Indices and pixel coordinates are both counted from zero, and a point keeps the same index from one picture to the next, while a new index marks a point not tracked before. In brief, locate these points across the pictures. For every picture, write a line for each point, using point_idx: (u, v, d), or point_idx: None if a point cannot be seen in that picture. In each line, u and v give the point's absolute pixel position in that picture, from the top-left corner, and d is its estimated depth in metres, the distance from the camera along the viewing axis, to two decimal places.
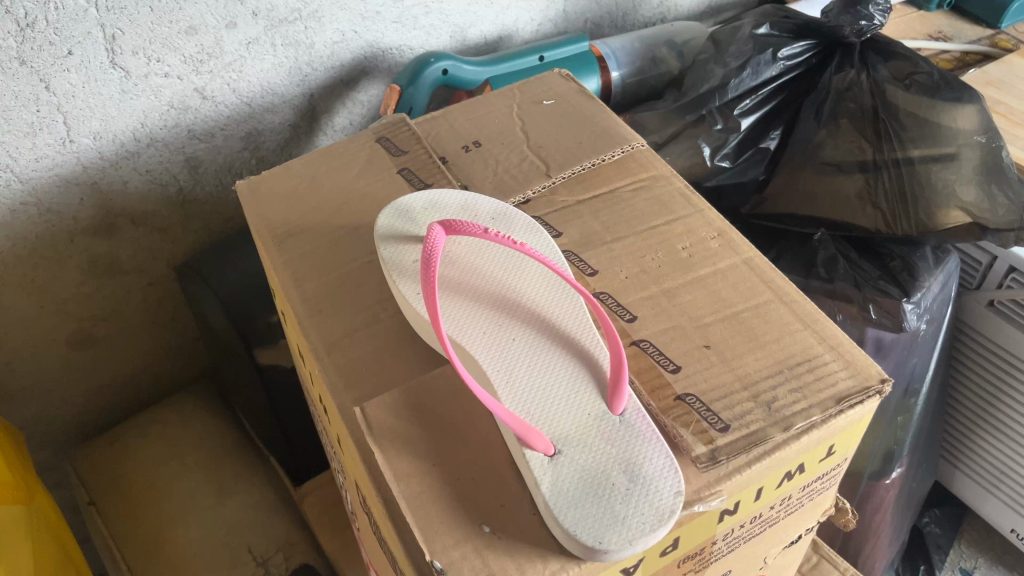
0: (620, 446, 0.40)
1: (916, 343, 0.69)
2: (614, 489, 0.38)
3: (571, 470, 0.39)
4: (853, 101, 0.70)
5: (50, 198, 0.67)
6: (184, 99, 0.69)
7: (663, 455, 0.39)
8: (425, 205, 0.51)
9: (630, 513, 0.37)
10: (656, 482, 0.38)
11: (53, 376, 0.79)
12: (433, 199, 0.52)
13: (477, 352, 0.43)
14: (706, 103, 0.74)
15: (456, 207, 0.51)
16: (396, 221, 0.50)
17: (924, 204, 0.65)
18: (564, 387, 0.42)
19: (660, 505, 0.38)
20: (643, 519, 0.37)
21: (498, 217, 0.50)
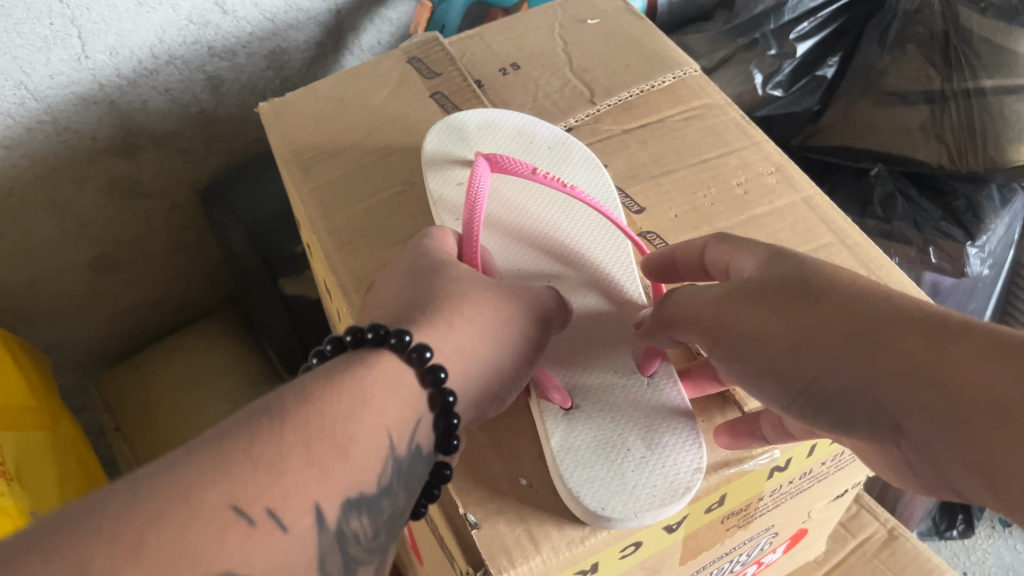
0: (642, 414, 0.38)
1: (976, 289, 0.65)
2: (629, 457, 0.37)
3: (588, 434, 0.37)
4: (921, 25, 0.63)
5: (68, 116, 0.64)
6: (204, 14, 0.65)
7: (687, 429, 0.38)
8: (479, 124, 0.49)
9: (641, 483, 0.35)
10: (674, 456, 0.36)
11: (77, 300, 0.78)
12: (489, 120, 0.49)
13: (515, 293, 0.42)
14: (759, 26, 0.69)
15: (511, 131, 0.49)
16: (448, 141, 0.48)
17: (994, 138, 0.61)
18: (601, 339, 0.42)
19: (676, 480, 0.36)
20: (654, 491, 0.35)
21: (553, 147, 0.48)
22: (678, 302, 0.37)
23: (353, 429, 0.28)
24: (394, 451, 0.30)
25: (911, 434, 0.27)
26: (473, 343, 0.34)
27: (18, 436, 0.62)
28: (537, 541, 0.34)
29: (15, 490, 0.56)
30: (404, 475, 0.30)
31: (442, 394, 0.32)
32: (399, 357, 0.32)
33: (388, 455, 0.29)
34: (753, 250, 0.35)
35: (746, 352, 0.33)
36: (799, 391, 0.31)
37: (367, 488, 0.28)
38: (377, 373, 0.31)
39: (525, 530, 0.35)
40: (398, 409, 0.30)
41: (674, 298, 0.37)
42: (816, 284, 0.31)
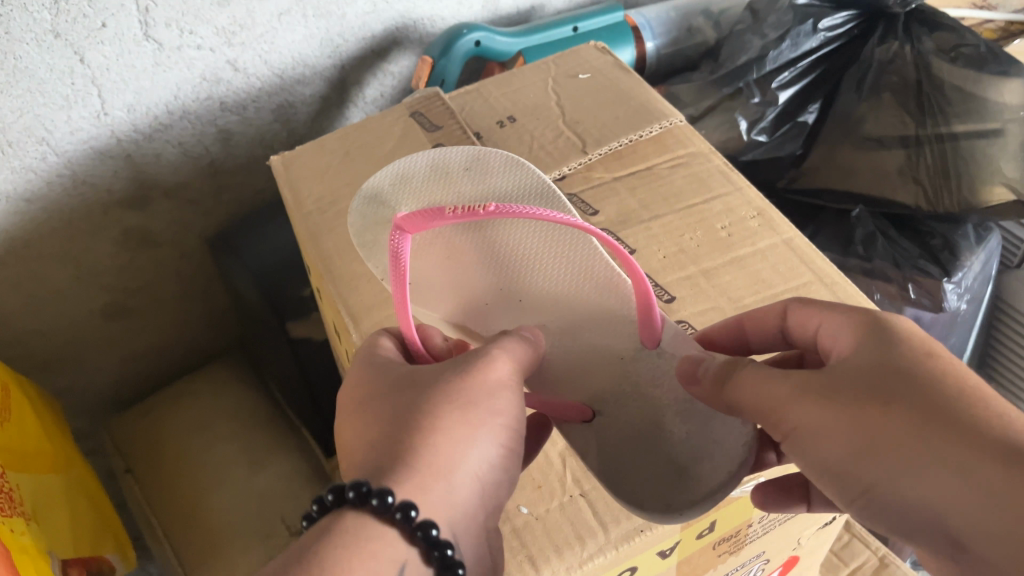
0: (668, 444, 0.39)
1: (955, 323, 0.67)
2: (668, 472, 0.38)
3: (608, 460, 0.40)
4: (897, 74, 0.68)
5: (86, 170, 0.68)
6: (217, 71, 0.69)
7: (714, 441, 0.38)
8: (393, 179, 0.43)
9: (672, 500, 0.37)
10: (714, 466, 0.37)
11: (90, 346, 0.80)
12: (400, 168, 0.43)
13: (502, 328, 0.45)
14: (743, 76, 0.73)
15: (424, 169, 0.43)
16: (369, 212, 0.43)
17: (967, 179, 0.64)
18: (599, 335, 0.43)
19: (707, 492, 0.36)
20: (680, 507, 0.36)
21: (472, 166, 0.42)
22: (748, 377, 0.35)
23: None
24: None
25: (972, 551, 0.28)
26: (456, 450, 0.33)
27: (35, 480, 0.64)
28: (536, 566, 0.37)
29: (34, 530, 0.58)
30: None
31: (422, 528, 0.30)
32: (357, 509, 0.30)
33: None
34: (846, 324, 0.35)
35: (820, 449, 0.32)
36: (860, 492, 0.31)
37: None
38: (339, 537, 0.30)
39: (526, 556, 0.38)
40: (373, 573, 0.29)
41: (741, 372, 0.36)
42: (894, 379, 0.32)
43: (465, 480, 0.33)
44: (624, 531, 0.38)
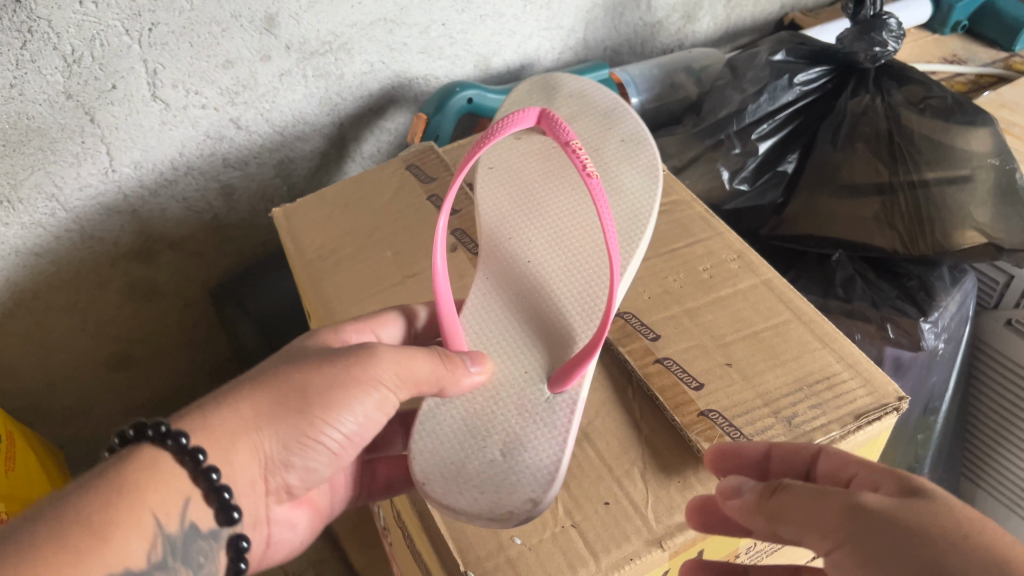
0: (526, 471, 0.44)
1: (934, 362, 0.70)
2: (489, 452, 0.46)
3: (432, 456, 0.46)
4: (868, 125, 0.72)
5: (93, 225, 0.70)
6: (220, 129, 0.72)
7: (527, 487, 0.43)
8: (574, 94, 0.63)
9: (475, 473, 0.45)
10: (522, 459, 0.45)
11: (92, 397, 0.82)
12: (584, 96, 0.62)
13: (483, 264, 0.56)
14: (724, 128, 0.76)
15: (598, 115, 0.61)
16: (535, 96, 0.62)
17: (940, 225, 0.67)
18: (522, 347, 0.52)
19: (500, 481, 0.44)
20: (478, 485, 0.44)
21: (628, 142, 0.58)
22: (786, 502, 0.33)
23: (104, 527, 0.33)
24: (165, 530, 0.36)
25: None
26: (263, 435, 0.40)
27: None
28: None
29: None
30: (179, 545, 0.36)
31: (206, 471, 0.37)
32: (157, 445, 0.37)
33: (158, 536, 0.35)
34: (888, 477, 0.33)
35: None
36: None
37: (138, 569, 0.34)
38: (139, 464, 0.36)
39: None
40: (163, 495, 0.36)
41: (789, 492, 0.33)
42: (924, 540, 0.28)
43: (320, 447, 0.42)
44: (614, 560, 0.41)
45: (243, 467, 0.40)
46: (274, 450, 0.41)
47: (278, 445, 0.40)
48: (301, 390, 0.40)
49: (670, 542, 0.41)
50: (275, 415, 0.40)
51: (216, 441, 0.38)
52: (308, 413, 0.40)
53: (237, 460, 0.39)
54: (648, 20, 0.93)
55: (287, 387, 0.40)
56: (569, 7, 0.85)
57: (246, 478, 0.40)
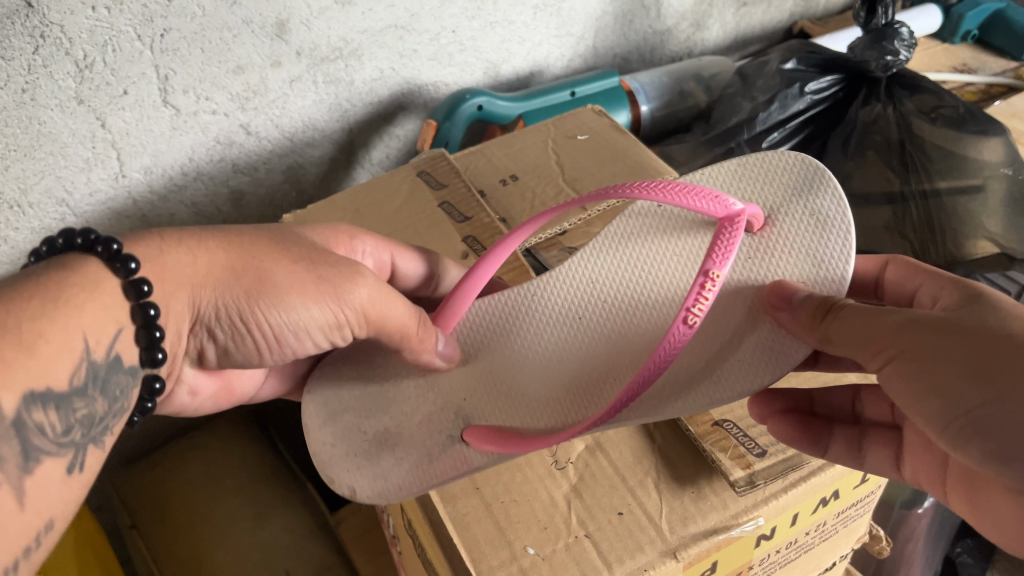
0: (409, 458, 0.48)
1: None
2: (411, 395, 0.51)
3: (343, 403, 0.51)
4: (879, 134, 0.72)
5: (103, 230, 0.70)
6: (230, 135, 0.72)
7: (398, 464, 0.48)
8: (827, 209, 0.47)
9: (394, 410, 0.51)
10: (439, 416, 0.50)
11: None
12: (828, 223, 0.47)
13: (552, 276, 0.53)
14: (734, 136, 0.76)
15: (813, 251, 0.46)
16: (800, 186, 0.48)
17: (952, 234, 0.66)
18: (483, 384, 0.51)
19: (410, 426, 0.50)
20: (390, 421, 0.50)
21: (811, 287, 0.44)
22: (839, 330, 0.39)
23: (45, 337, 0.34)
24: (93, 354, 0.37)
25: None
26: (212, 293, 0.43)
27: None
28: None
29: None
30: (102, 377, 0.38)
31: (144, 306, 0.39)
32: (103, 262, 0.39)
33: (85, 357, 0.36)
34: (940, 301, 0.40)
35: (906, 392, 0.35)
36: (954, 421, 0.33)
37: (61, 389, 0.34)
38: (80, 278, 0.38)
39: None
40: (99, 316, 0.37)
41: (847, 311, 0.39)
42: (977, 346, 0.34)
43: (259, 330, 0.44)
44: (628, 570, 0.41)
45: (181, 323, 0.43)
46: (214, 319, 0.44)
47: (213, 310, 0.43)
48: (266, 279, 0.44)
49: (684, 553, 0.41)
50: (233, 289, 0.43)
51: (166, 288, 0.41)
52: (255, 304, 0.43)
53: (174, 312, 0.41)
54: (657, 27, 0.92)
55: (265, 282, 0.44)
56: (579, 15, 0.85)
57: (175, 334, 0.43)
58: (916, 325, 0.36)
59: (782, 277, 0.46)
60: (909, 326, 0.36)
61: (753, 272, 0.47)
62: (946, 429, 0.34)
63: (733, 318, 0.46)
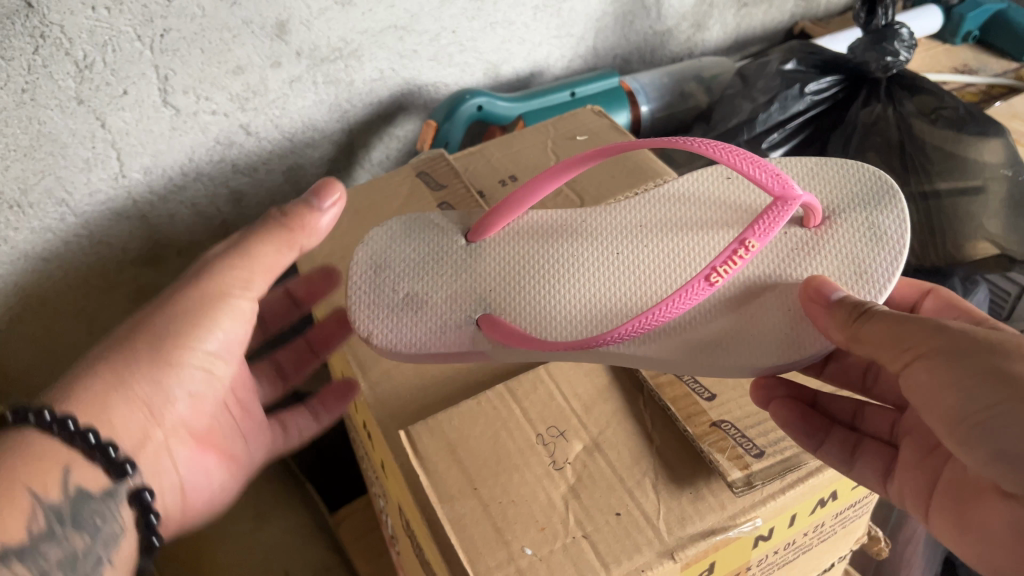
0: (429, 322, 0.51)
1: None
2: (406, 296, 0.52)
3: (379, 246, 0.55)
4: (880, 135, 0.72)
5: (103, 229, 0.70)
6: (230, 135, 0.72)
7: (416, 325, 0.51)
8: (887, 224, 0.50)
9: (388, 308, 0.52)
10: (434, 319, 0.51)
11: None
12: (879, 235, 0.50)
13: (598, 209, 0.56)
14: (734, 137, 0.76)
15: (859, 248, 0.50)
16: (862, 196, 0.52)
17: (952, 236, 0.67)
18: (500, 285, 0.53)
19: (406, 326, 0.51)
20: (388, 317, 0.51)
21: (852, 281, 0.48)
22: (870, 333, 0.40)
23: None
24: (44, 497, 0.38)
25: None
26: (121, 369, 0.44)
27: None
28: None
29: None
30: (67, 513, 0.39)
31: (82, 434, 0.41)
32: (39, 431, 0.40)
33: (35, 506, 0.38)
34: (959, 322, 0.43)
35: (925, 394, 0.37)
36: (964, 421, 0.35)
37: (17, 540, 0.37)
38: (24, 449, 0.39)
39: None
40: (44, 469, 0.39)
41: (883, 313, 0.40)
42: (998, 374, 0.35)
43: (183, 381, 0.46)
44: (625, 571, 0.41)
45: (128, 416, 0.44)
46: (153, 394, 0.44)
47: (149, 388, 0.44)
48: (149, 332, 0.45)
49: (681, 554, 0.41)
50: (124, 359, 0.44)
51: (92, 408, 0.42)
52: (167, 356, 0.45)
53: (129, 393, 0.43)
54: (658, 28, 0.92)
55: (144, 346, 0.44)
56: (579, 16, 0.85)
57: (135, 425, 0.44)
58: (946, 329, 0.38)
59: (822, 265, 0.50)
60: (934, 329, 0.38)
61: (796, 254, 0.50)
62: (957, 429, 0.36)
63: (765, 291, 0.50)
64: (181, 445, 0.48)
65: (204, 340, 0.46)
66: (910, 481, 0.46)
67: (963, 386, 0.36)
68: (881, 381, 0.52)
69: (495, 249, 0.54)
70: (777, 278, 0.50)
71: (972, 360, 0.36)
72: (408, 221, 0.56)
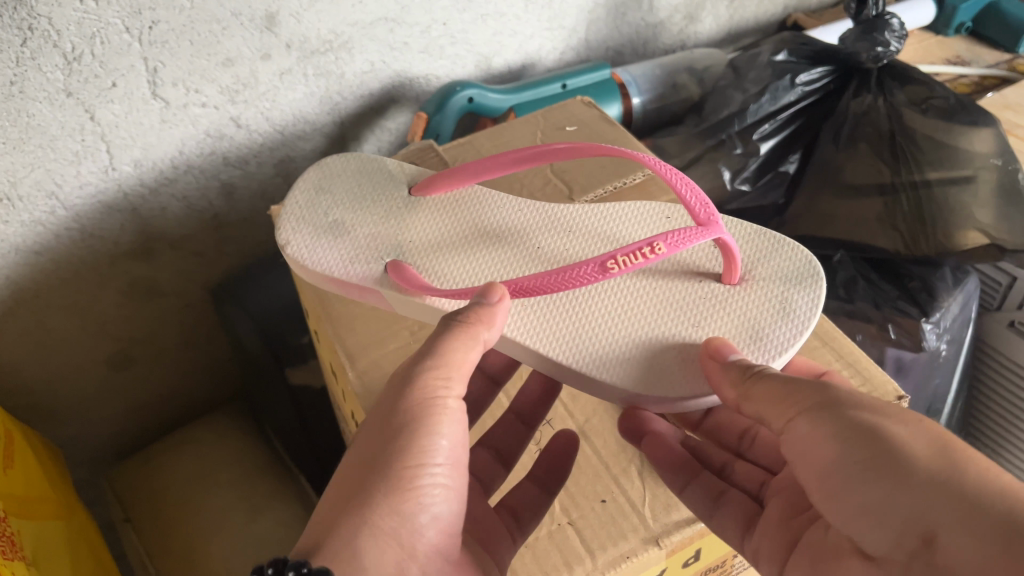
0: (341, 247, 0.53)
1: (937, 364, 0.69)
2: (333, 221, 0.55)
3: (332, 176, 0.58)
4: (870, 125, 0.72)
5: (94, 223, 0.70)
6: (220, 128, 0.72)
7: (329, 248, 0.53)
8: (806, 305, 0.48)
9: (311, 226, 0.54)
10: (341, 250, 0.53)
11: (92, 396, 0.82)
12: (791, 308, 0.48)
13: (530, 205, 0.57)
14: (725, 128, 0.76)
15: (767, 313, 0.48)
16: (792, 271, 0.50)
17: (942, 226, 0.67)
18: (416, 246, 0.54)
19: (318, 245, 0.53)
20: (307, 232, 0.54)
21: (746, 340, 0.47)
22: (761, 390, 0.39)
23: None
24: None
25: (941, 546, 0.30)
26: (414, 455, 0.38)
27: (37, 525, 0.64)
28: None
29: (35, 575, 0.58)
30: None
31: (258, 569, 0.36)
32: None
33: None
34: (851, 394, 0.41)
35: (805, 447, 0.36)
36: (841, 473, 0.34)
37: None
38: None
39: None
40: None
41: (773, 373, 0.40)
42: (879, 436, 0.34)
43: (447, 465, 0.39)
44: (610, 557, 0.42)
45: (375, 549, 0.36)
46: (397, 525, 0.37)
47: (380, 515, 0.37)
48: (378, 459, 0.38)
49: (666, 540, 0.43)
50: (363, 488, 0.38)
51: (331, 551, 0.36)
52: (399, 478, 0.37)
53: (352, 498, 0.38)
54: (650, 20, 0.92)
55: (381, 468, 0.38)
56: (570, 8, 0.85)
57: (388, 563, 0.37)
58: (830, 390, 0.37)
59: (720, 322, 0.48)
60: (818, 389, 0.38)
61: (700, 302, 0.49)
62: (828, 480, 0.35)
63: (664, 329, 0.48)
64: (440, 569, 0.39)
65: (421, 476, 0.38)
66: (761, 541, 0.43)
67: (840, 439, 0.35)
68: (756, 445, 0.51)
69: (425, 215, 0.56)
70: (673, 323, 0.48)
71: (845, 417, 0.35)
72: (364, 161, 0.60)
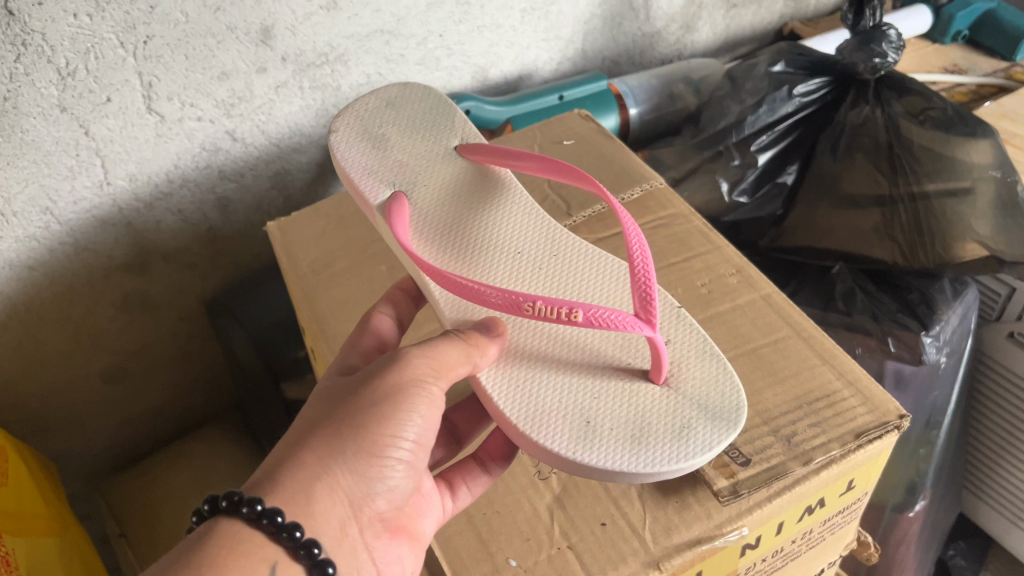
0: (369, 158, 0.56)
1: (936, 377, 0.69)
2: (381, 134, 0.58)
3: (407, 99, 0.62)
4: (867, 136, 0.71)
5: (87, 238, 0.70)
6: (216, 141, 0.71)
7: (362, 153, 0.56)
8: (704, 437, 0.44)
9: (359, 130, 0.58)
10: (365, 158, 0.56)
11: (87, 409, 0.81)
12: (690, 431, 0.45)
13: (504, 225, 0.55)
14: (723, 140, 0.77)
15: (666, 427, 0.45)
16: (718, 404, 0.46)
17: (941, 237, 0.66)
18: (415, 198, 0.55)
19: (351, 146, 0.56)
20: (352, 132, 0.58)
21: (627, 439, 0.44)
22: None
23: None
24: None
25: None
26: (383, 432, 0.39)
27: (30, 542, 0.63)
28: None
29: None
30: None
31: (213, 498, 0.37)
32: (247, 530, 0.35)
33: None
34: None
35: None
36: None
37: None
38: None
39: None
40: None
41: None
42: None
43: (407, 453, 0.41)
44: None
45: (332, 504, 0.38)
46: (357, 484, 0.39)
47: (349, 481, 0.38)
48: (355, 417, 0.39)
49: (667, 563, 0.43)
50: (335, 442, 0.38)
51: None
52: (372, 443, 0.39)
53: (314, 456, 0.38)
54: (646, 30, 0.92)
55: (352, 432, 0.39)
56: (566, 18, 0.85)
57: (336, 518, 0.38)
58: None
59: (618, 413, 0.46)
60: None
61: (614, 391, 0.47)
62: None
63: (564, 397, 0.47)
64: (375, 535, 0.41)
65: (385, 457, 0.39)
66: None
67: None
68: None
69: (438, 179, 0.56)
70: (577, 397, 0.47)
71: None
72: (441, 101, 0.62)
